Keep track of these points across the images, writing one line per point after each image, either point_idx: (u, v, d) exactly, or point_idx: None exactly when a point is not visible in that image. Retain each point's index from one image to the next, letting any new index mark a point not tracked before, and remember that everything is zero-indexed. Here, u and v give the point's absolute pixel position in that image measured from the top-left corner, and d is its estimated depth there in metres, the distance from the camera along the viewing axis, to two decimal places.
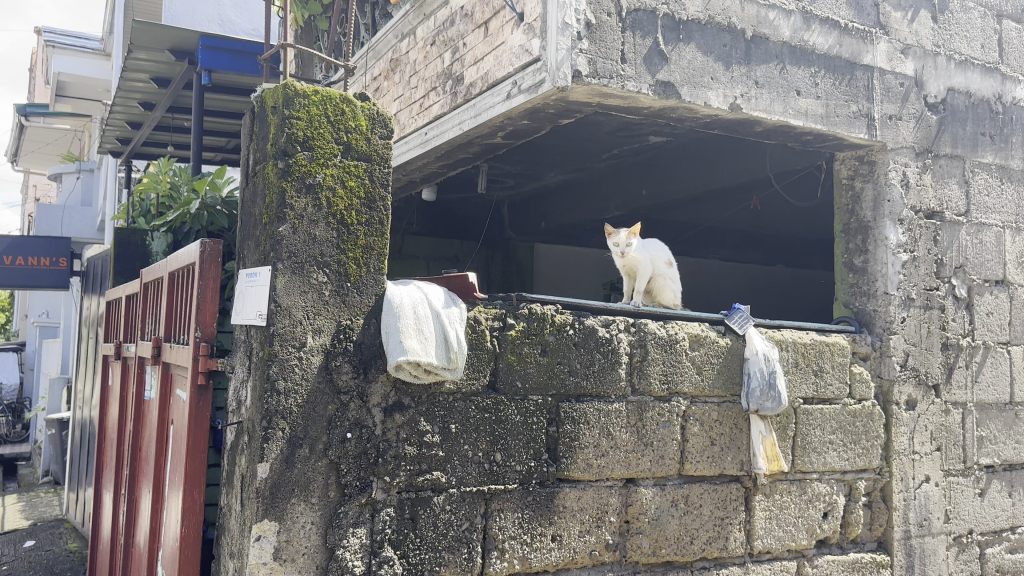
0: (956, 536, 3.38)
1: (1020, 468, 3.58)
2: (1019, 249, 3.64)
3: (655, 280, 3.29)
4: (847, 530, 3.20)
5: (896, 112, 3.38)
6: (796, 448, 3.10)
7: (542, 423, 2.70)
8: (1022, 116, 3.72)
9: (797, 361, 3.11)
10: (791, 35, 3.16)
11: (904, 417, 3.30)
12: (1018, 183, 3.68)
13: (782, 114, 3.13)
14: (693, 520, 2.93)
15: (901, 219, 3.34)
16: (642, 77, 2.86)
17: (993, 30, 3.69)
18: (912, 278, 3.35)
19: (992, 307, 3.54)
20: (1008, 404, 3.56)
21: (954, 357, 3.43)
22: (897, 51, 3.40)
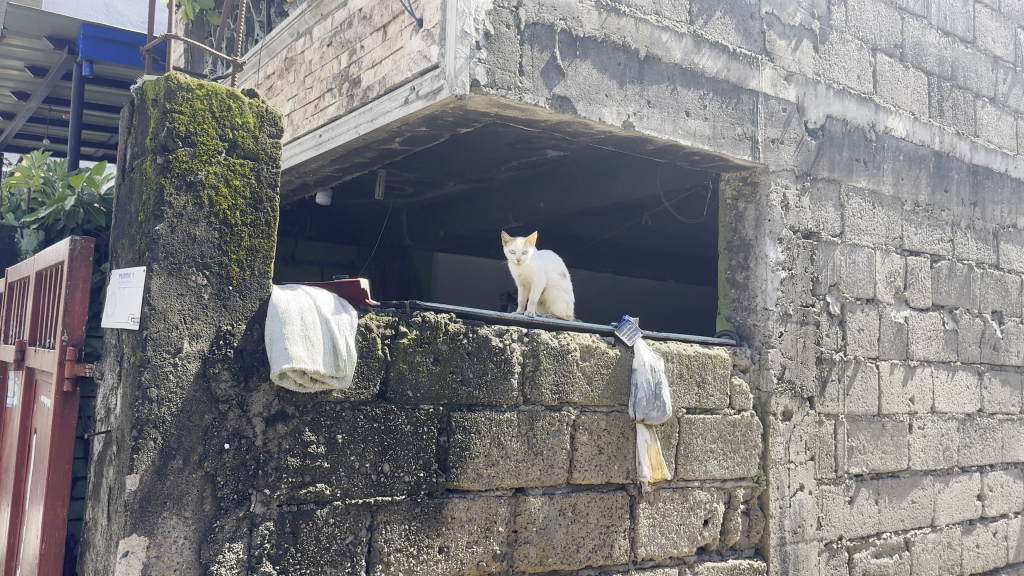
0: (827, 542, 3.54)
1: (885, 477, 3.79)
2: (888, 269, 3.87)
3: (549, 291, 3.31)
4: (726, 537, 3.31)
5: (779, 135, 3.54)
6: (680, 456, 3.18)
7: (433, 432, 2.66)
8: (893, 145, 3.96)
9: (681, 372, 3.20)
10: (682, 57, 3.26)
11: (781, 427, 3.44)
12: (888, 208, 3.91)
13: (673, 134, 3.22)
14: (580, 529, 2.94)
15: (781, 238, 3.50)
16: (540, 90, 2.89)
17: (869, 63, 3.92)
18: (790, 294, 3.50)
19: (862, 324, 3.74)
20: (876, 415, 3.77)
21: (828, 370, 3.60)
22: (781, 78, 3.57)
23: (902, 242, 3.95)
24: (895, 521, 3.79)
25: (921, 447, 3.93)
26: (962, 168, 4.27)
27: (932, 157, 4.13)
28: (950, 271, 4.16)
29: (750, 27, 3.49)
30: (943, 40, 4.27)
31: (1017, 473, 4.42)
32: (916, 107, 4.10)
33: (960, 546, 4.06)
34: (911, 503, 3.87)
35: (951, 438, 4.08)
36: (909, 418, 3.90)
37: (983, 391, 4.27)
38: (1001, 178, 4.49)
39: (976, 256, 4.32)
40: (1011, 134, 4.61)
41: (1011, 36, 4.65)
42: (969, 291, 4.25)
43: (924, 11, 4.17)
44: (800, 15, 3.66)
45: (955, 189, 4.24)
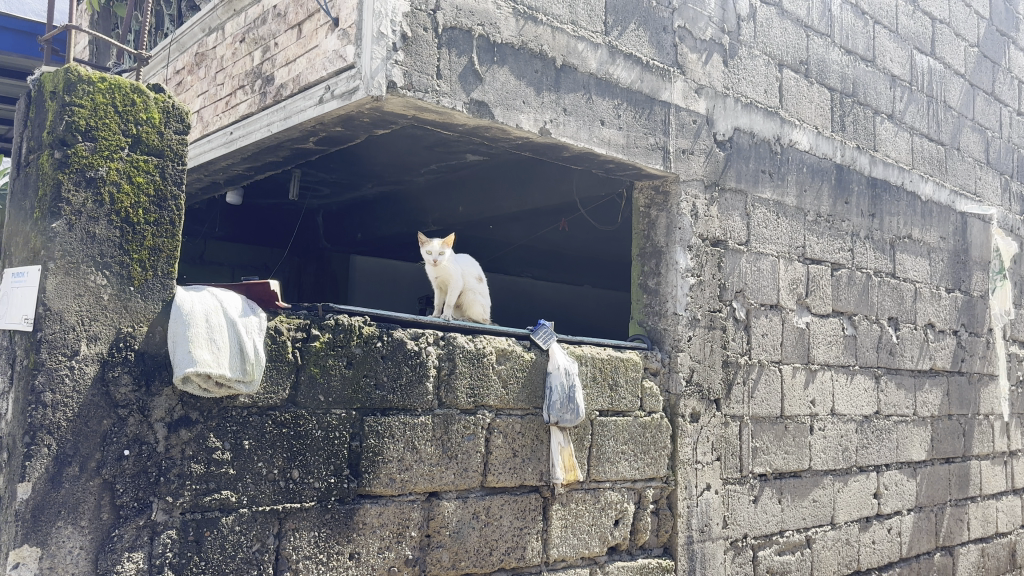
0: (732, 540, 3.66)
1: (788, 476, 3.94)
2: (790, 276, 4.04)
3: (466, 294, 3.30)
4: (636, 536, 3.38)
5: (689, 146, 3.65)
6: (592, 458, 3.23)
7: (345, 437, 2.62)
8: (797, 158, 4.13)
9: (594, 375, 3.26)
10: (597, 67, 3.33)
11: (689, 429, 3.54)
12: (791, 218, 4.08)
13: (588, 142, 3.28)
14: (493, 531, 2.95)
15: (690, 246, 3.61)
16: (457, 93, 2.90)
17: (775, 78, 4.08)
18: (698, 300, 3.62)
19: (766, 329, 3.89)
20: (779, 417, 3.92)
21: (733, 373, 3.73)
22: (692, 90, 3.68)
23: (805, 251, 4.13)
24: (797, 519, 3.95)
25: (821, 447, 4.10)
26: (861, 181, 4.49)
27: (833, 170, 4.33)
28: (849, 279, 4.36)
29: (663, 40, 3.59)
30: (845, 58, 4.48)
31: (911, 472, 4.66)
32: (819, 121, 4.29)
33: (857, 542, 4.26)
34: (812, 501, 4.04)
35: (850, 439, 4.27)
36: (811, 419, 4.07)
37: (879, 394, 4.49)
38: (898, 191, 4.74)
39: (874, 265, 4.54)
40: (908, 149, 4.87)
41: (908, 57, 4.92)
42: (867, 299, 4.47)
43: (828, 30, 4.37)
44: (711, 30, 3.79)
45: (855, 201, 4.45)
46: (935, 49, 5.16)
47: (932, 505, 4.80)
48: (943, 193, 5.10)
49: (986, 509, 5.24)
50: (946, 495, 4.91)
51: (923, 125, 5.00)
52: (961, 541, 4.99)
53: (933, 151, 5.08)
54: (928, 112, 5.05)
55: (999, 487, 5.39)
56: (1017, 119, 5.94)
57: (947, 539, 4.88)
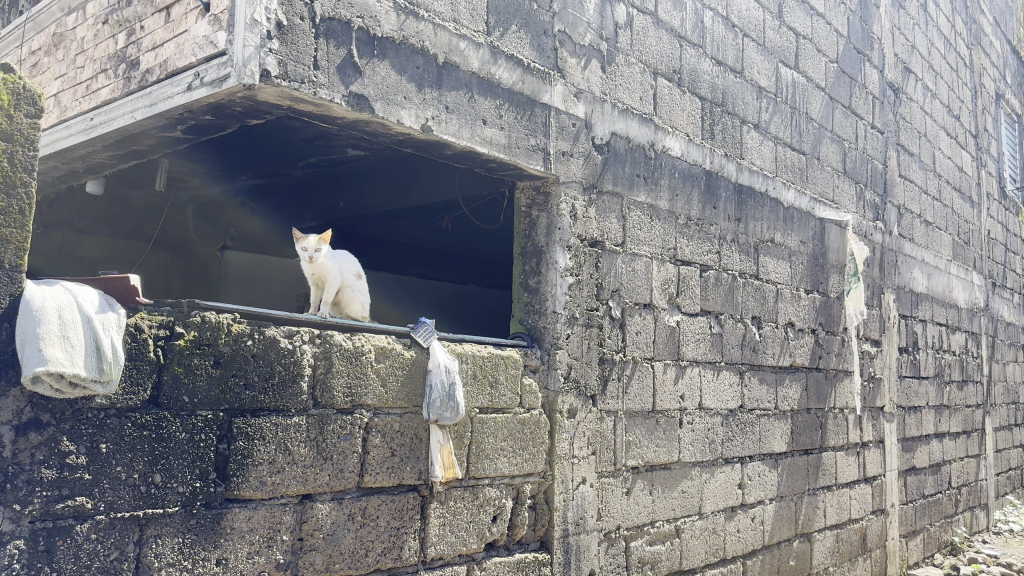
0: (606, 532, 3.77)
1: (658, 468, 4.10)
2: (663, 277, 4.20)
3: (343, 291, 3.23)
4: (513, 532, 3.41)
5: (568, 148, 3.73)
6: (470, 455, 3.25)
7: (212, 439, 2.51)
8: (669, 163, 4.30)
9: (474, 373, 3.28)
10: (479, 67, 3.35)
11: (566, 425, 3.62)
12: (664, 221, 4.25)
13: (470, 140, 3.29)
14: (370, 533, 2.90)
15: (569, 246, 3.69)
16: (335, 85, 2.84)
17: (650, 85, 4.23)
18: (576, 298, 3.70)
19: (640, 328, 4.04)
20: (651, 412, 4.07)
21: (609, 370, 3.84)
22: (571, 94, 3.77)
23: (676, 253, 4.31)
24: (667, 510, 4.12)
25: (690, 441, 4.30)
26: (729, 187, 4.73)
27: (703, 175, 4.54)
28: (716, 280, 4.59)
29: (543, 43, 3.65)
30: (716, 69, 4.71)
31: (772, 463, 4.95)
32: (690, 129, 4.49)
33: (723, 531, 4.49)
34: (680, 492, 4.22)
35: (716, 432, 4.49)
36: (680, 414, 4.25)
37: (743, 389, 4.75)
38: (762, 197, 5.02)
39: (739, 267, 4.80)
40: (772, 158, 5.17)
41: (773, 70, 5.22)
42: (732, 299, 4.72)
43: (700, 41, 4.58)
44: (589, 36, 3.88)
45: (723, 206, 4.68)
46: (799, 64, 5.50)
47: (792, 494, 5.12)
48: (803, 200, 5.44)
49: (840, 496, 5.63)
50: (804, 484, 5.25)
51: (787, 135, 5.32)
52: (818, 527, 5.34)
53: (795, 160, 5.41)
54: (791, 123, 5.38)
55: (852, 476, 5.80)
56: (871, 132, 6.41)
57: (805, 525, 5.21)
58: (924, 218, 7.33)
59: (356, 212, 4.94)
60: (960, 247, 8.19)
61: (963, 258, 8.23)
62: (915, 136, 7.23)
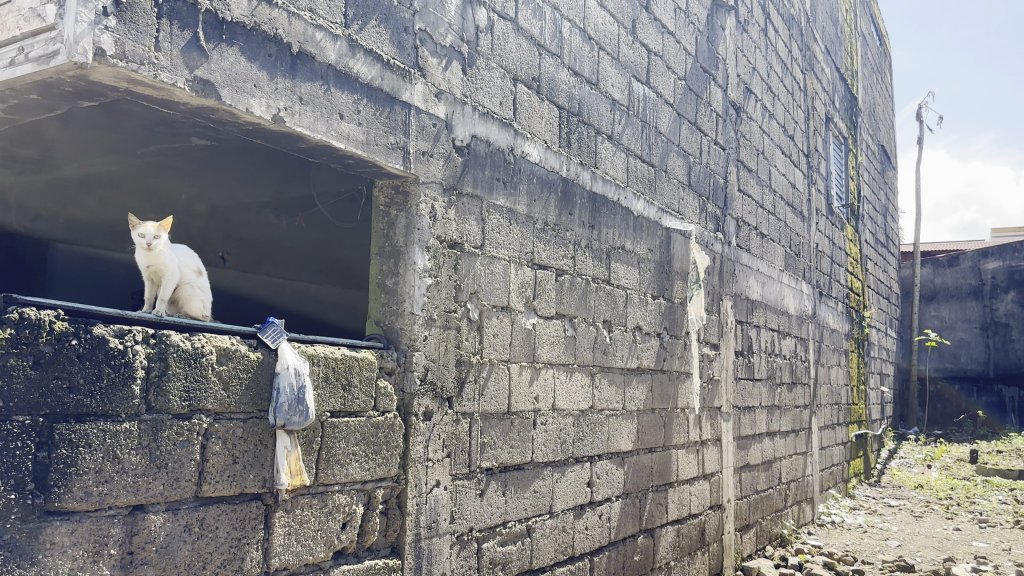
0: (458, 535, 3.75)
1: (512, 469, 4.14)
2: (520, 280, 4.26)
3: (181, 287, 3.03)
4: (363, 538, 3.31)
5: (428, 148, 3.70)
6: (320, 460, 3.13)
7: (30, 447, 2.30)
8: (528, 168, 4.36)
9: (327, 376, 3.18)
10: (336, 59, 3.25)
11: (421, 427, 3.58)
12: (522, 224, 4.30)
13: (326, 134, 3.19)
14: (208, 544, 2.72)
15: (428, 247, 3.66)
16: (178, 69, 2.67)
17: (510, 91, 4.28)
18: (434, 300, 3.68)
19: (497, 330, 4.06)
20: (506, 413, 4.10)
21: (465, 372, 3.84)
22: (431, 94, 3.74)
23: (533, 257, 4.37)
24: (519, 510, 4.16)
25: (542, 441, 4.37)
26: (583, 195, 4.86)
27: (559, 182, 4.63)
28: (570, 284, 4.70)
29: (403, 41, 3.60)
30: (572, 80, 4.83)
31: (619, 462, 5.13)
32: (548, 136, 4.57)
33: (572, 529, 4.59)
34: (532, 492, 4.28)
35: (568, 432, 4.60)
36: (534, 415, 4.31)
37: (594, 390, 4.89)
38: (614, 206, 5.20)
39: (592, 273, 4.94)
40: (624, 168, 5.36)
41: (627, 84, 5.42)
42: (585, 303, 4.85)
43: (558, 50, 4.67)
44: (450, 37, 3.86)
45: (578, 213, 4.81)
46: (650, 79, 5.75)
47: (637, 491, 5.32)
48: (652, 210, 5.69)
49: (681, 493, 5.92)
50: (648, 482, 5.47)
51: (638, 147, 5.54)
52: (661, 523, 5.58)
53: (645, 172, 5.65)
54: (642, 136, 5.61)
55: (692, 473, 6.12)
56: (714, 148, 6.80)
57: (649, 522, 5.43)
58: (760, 231, 7.87)
59: (209, 191, 4.83)
60: (792, 258, 8.85)
61: (794, 269, 8.90)
62: (753, 153, 7.74)
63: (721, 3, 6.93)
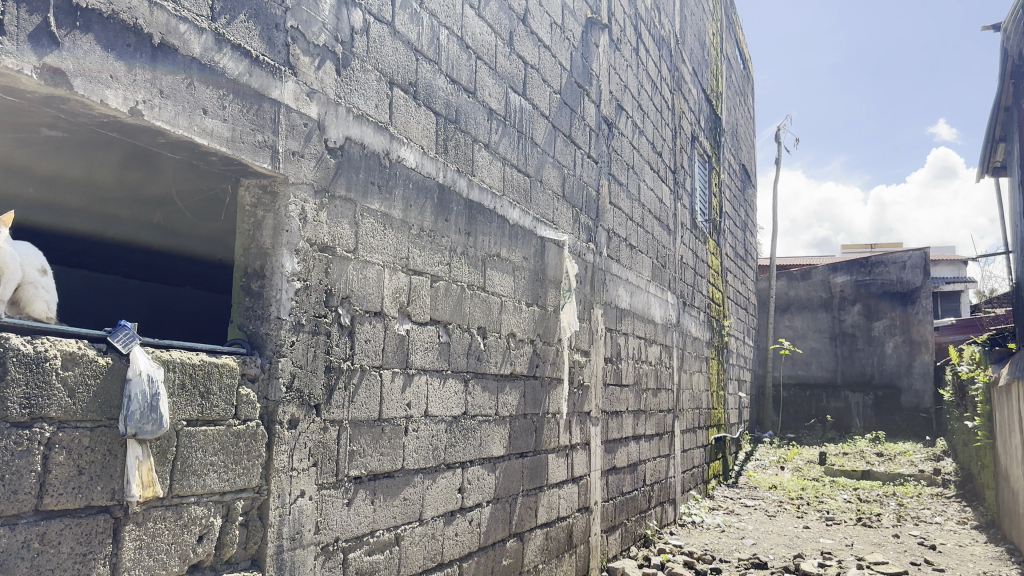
0: (324, 545, 3.67)
1: (381, 477, 4.10)
2: (394, 285, 4.23)
3: (24, 287, 2.81)
4: (221, 551, 3.18)
5: (299, 149, 3.62)
6: (175, 471, 2.98)
7: None
8: (403, 173, 4.34)
9: (183, 382, 3.04)
10: (201, 53, 3.12)
11: (286, 436, 3.47)
12: (397, 229, 4.27)
13: (187, 130, 3.06)
14: (48, 561, 2.54)
15: (297, 250, 3.57)
16: (24, 55, 2.50)
17: (386, 94, 4.24)
18: (302, 304, 3.59)
19: (369, 336, 4.02)
20: (376, 421, 4.05)
21: (334, 379, 3.77)
22: (303, 93, 3.66)
23: (407, 262, 4.35)
24: (388, 518, 4.12)
25: (413, 448, 4.35)
26: (459, 202, 4.89)
27: (436, 188, 4.64)
28: (446, 290, 4.71)
29: (274, 38, 3.50)
30: (450, 87, 4.85)
31: (491, 467, 5.18)
32: (424, 142, 4.56)
33: (442, 535, 4.59)
34: (402, 500, 4.25)
35: (440, 438, 4.60)
36: (406, 421, 4.29)
37: (467, 396, 4.91)
38: (490, 214, 5.26)
39: (467, 279, 4.97)
40: (500, 177, 5.43)
41: (504, 94, 5.50)
42: (460, 309, 4.87)
43: (435, 57, 4.69)
44: (324, 36, 3.79)
45: (453, 219, 4.82)
46: (526, 91, 5.86)
47: (507, 496, 5.39)
48: (527, 219, 5.79)
49: (550, 497, 6.04)
50: (519, 486, 5.55)
51: (514, 157, 5.63)
52: (530, 526, 5.68)
53: (520, 181, 5.74)
54: (519, 146, 5.71)
55: (561, 477, 6.26)
56: (587, 161, 7.01)
57: (518, 526, 5.51)
58: (629, 242, 8.17)
59: (53, 192, 4.45)
60: (658, 269, 9.25)
61: (660, 279, 9.29)
62: (623, 167, 8.03)
63: (595, 20, 7.16)
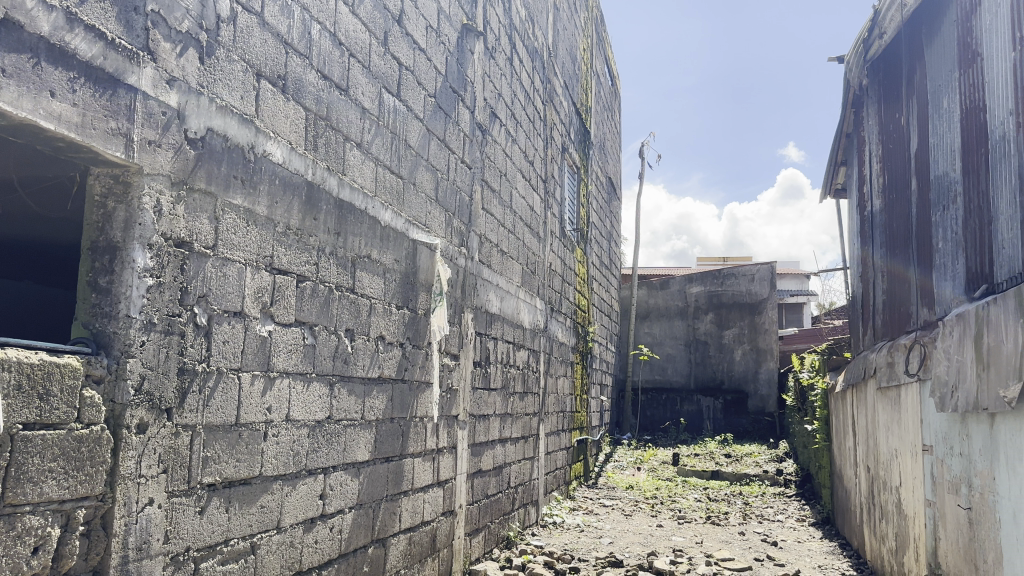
0: (173, 556, 3.50)
1: (237, 484, 3.95)
2: (256, 284, 4.09)
3: None
4: (59, 564, 2.96)
5: (156, 138, 3.44)
6: (8, 479, 2.75)
7: None
8: (268, 168, 4.20)
9: (19, 383, 2.80)
10: (50, 32, 2.92)
11: (133, 441, 3.28)
12: (261, 227, 4.13)
13: (32, 112, 2.84)
14: None
15: (150, 244, 3.40)
16: None
17: (252, 86, 4.10)
18: (155, 302, 3.42)
19: (227, 336, 3.86)
20: (233, 426, 3.90)
21: (188, 381, 3.60)
22: (162, 80, 3.48)
23: (271, 260, 4.22)
24: (243, 526, 3.97)
25: (272, 454, 4.21)
26: (329, 201, 4.79)
27: (303, 186, 4.52)
28: (312, 291, 4.60)
29: (132, 20, 3.32)
30: (321, 83, 4.75)
31: (354, 472, 5.09)
32: (292, 137, 4.43)
33: (300, 543, 4.47)
34: (259, 507, 4.11)
35: (301, 444, 4.48)
36: (265, 426, 4.14)
37: (332, 400, 4.81)
38: (361, 214, 5.18)
39: (335, 280, 4.88)
40: (372, 177, 5.36)
41: (377, 94, 5.45)
42: (326, 310, 4.76)
43: (306, 51, 4.58)
44: (187, 23, 3.62)
45: (322, 218, 4.72)
46: (400, 92, 5.82)
47: (370, 501, 5.31)
48: (399, 221, 5.75)
49: (414, 501, 6.01)
50: (383, 491, 5.49)
51: (386, 158, 5.58)
52: (393, 532, 5.62)
53: (393, 183, 5.69)
54: (391, 146, 5.65)
55: (426, 481, 6.24)
56: (460, 166, 7.05)
57: (381, 531, 5.45)
58: (500, 247, 8.27)
59: None
60: (528, 275, 9.42)
61: (529, 285, 9.46)
62: (496, 174, 8.13)
63: (470, 27, 7.21)
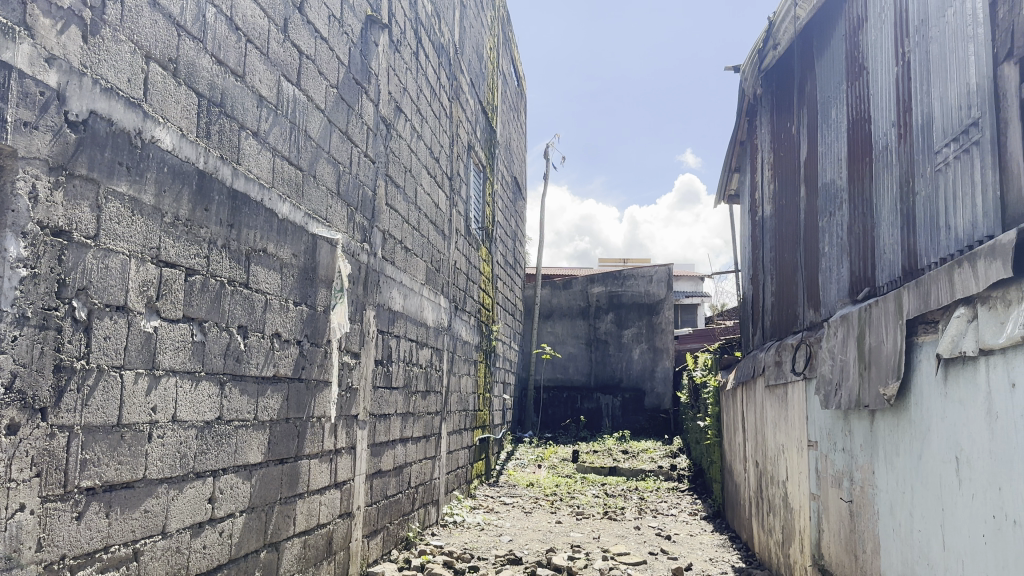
0: (47, 564, 3.27)
1: (119, 488, 3.72)
2: (142, 277, 3.87)
3: None
4: None
5: (33, 120, 3.20)
6: None
7: None
8: (157, 155, 3.98)
9: None
10: None
11: (3, 443, 3.04)
12: (147, 216, 3.91)
13: None
14: None
15: (24, 232, 3.16)
16: None
17: (141, 68, 3.87)
18: (29, 295, 3.18)
19: (108, 331, 3.63)
20: (114, 426, 3.67)
21: (66, 379, 3.36)
22: (41, 58, 3.23)
23: (158, 252, 4.00)
24: (125, 532, 3.75)
25: (157, 456, 3.99)
26: (222, 191, 4.58)
27: (194, 174, 4.30)
28: (202, 286, 4.39)
29: None
30: (215, 68, 4.53)
31: (246, 475, 4.89)
32: (183, 123, 4.21)
33: (187, 548, 4.26)
34: (143, 512, 3.89)
35: (189, 445, 4.26)
36: (149, 427, 3.93)
37: (222, 400, 4.61)
38: (256, 206, 4.98)
39: (228, 274, 4.67)
40: (269, 168, 5.17)
41: (276, 82, 5.26)
42: (218, 306, 4.56)
43: (200, 34, 4.37)
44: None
45: (214, 209, 4.51)
46: (301, 81, 5.65)
47: (263, 504, 5.12)
48: (297, 215, 5.57)
49: (310, 503, 5.84)
50: (276, 494, 5.30)
51: (284, 148, 5.39)
52: (286, 535, 5.44)
53: (291, 175, 5.51)
54: (290, 137, 5.47)
55: (323, 482, 6.08)
56: (363, 160, 6.90)
57: (274, 535, 5.27)
58: (404, 244, 8.16)
59: None
60: (432, 273, 9.33)
61: (433, 283, 9.38)
62: (401, 170, 8.01)
63: (375, 19, 7.07)
